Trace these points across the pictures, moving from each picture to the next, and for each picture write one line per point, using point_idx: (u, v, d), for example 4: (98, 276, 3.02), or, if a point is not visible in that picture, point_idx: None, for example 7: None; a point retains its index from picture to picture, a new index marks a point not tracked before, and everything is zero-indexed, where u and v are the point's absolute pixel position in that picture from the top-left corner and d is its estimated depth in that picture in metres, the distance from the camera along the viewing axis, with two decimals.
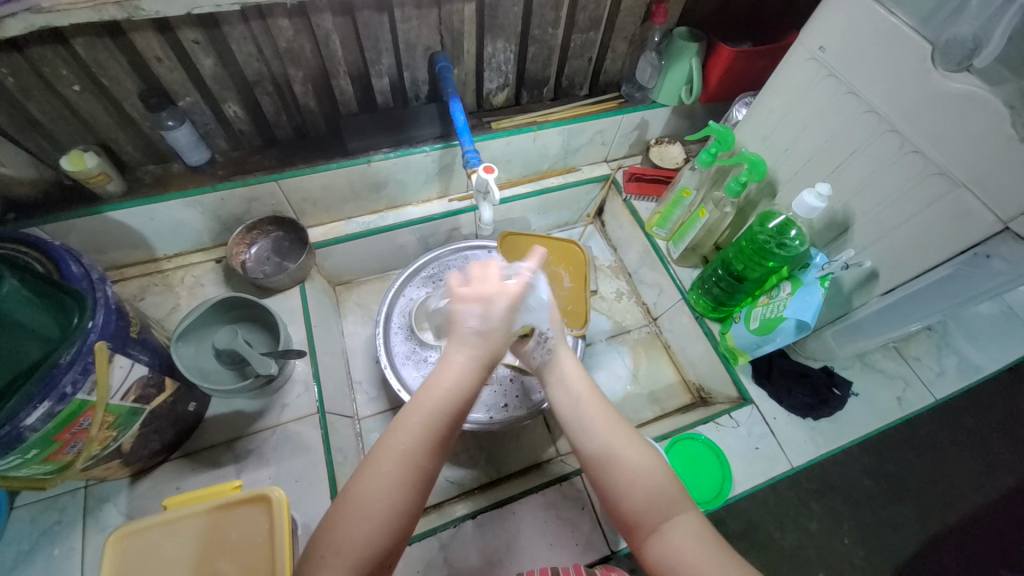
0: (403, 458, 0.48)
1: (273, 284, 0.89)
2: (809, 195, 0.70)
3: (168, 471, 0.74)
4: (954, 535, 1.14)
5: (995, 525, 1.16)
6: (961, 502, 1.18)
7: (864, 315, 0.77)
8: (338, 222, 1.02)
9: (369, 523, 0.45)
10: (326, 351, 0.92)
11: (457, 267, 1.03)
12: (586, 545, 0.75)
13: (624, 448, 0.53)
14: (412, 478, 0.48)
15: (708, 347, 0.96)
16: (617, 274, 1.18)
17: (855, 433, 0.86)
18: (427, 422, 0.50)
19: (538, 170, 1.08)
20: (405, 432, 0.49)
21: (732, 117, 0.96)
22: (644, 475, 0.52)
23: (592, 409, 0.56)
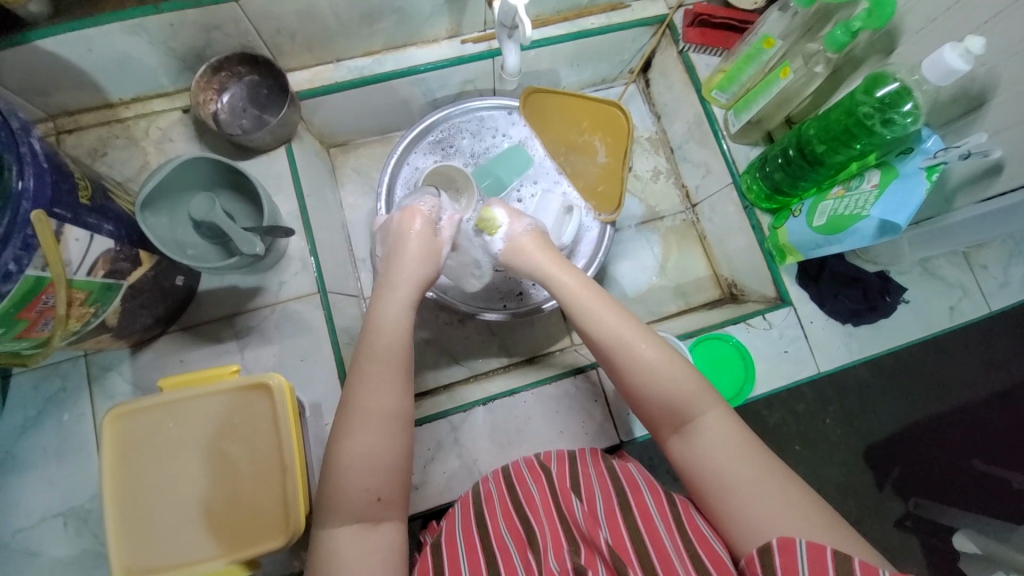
0: (387, 358, 0.56)
1: (254, 141, 0.76)
2: (952, 53, 0.51)
3: (169, 345, 0.71)
4: (937, 423, 1.17)
5: (984, 418, 1.18)
6: (958, 400, 1.18)
7: (959, 219, 0.65)
8: (325, 67, 0.83)
9: (375, 427, 0.52)
10: (323, 226, 0.82)
11: (472, 131, 0.88)
12: (596, 433, 0.75)
13: (644, 362, 0.56)
14: (398, 378, 0.55)
15: (752, 241, 0.85)
16: (657, 148, 1.01)
17: (894, 342, 0.80)
18: (398, 320, 0.60)
19: (577, 4, 0.84)
20: (382, 328, 0.58)
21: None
22: (659, 379, 0.55)
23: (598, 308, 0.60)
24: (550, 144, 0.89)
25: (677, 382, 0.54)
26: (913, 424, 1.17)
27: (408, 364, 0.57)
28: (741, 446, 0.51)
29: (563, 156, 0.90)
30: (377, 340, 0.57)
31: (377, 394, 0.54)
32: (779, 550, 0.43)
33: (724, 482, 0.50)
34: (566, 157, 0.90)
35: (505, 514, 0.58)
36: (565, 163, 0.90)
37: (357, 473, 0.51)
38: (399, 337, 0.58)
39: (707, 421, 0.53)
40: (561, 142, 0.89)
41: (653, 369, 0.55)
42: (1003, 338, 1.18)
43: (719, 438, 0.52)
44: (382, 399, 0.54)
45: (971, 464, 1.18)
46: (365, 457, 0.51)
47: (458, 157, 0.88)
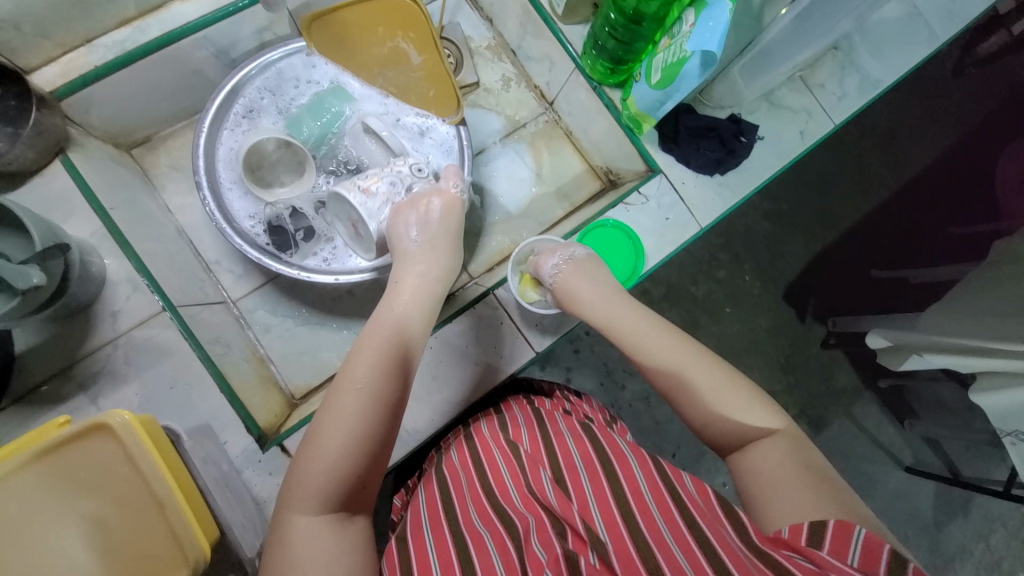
0: (383, 344, 0.55)
1: (13, 160, 0.63)
2: None
3: (4, 424, 0.60)
4: (836, 250, 1.26)
5: (875, 232, 1.27)
6: (849, 223, 1.26)
7: (775, 35, 0.65)
8: (77, 52, 0.69)
9: (353, 412, 0.50)
10: (147, 238, 0.71)
11: (271, 86, 0.76)
12: (510, 354, 0.74)
13: (709, 380, 0.54)
14: (392, 362, 0.54)
15: (609, 121, 0.83)
16: (499, 55, 0.95)
17: (760, 180, 0.83)
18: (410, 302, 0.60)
19: None
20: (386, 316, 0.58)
21: None
22: (727, 404, 0.52)
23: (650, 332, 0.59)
24: (360, 71, 0.78)
25: (743, 404, 0.52)
26: (817, 256, 1.26)
27: (400, 355, 0.55)
28: (799, 467, 0.48)
29: (380, 76, 0.78)
30: (374, 328, 0.56)
31: (364, 382, 0.52)
32: (835, 529, 0.42)
33: (767, 484, 0.48)
34: (382, 77, 0.78)
35: (477, 506, 0.55)
36: (385, 84, 0.79)
37: (323, 461, 0.48)
38: (396, 330, 0.57)
39: (771, 445, 0.50)
40: (367, 59, 0.77)
41: (721, 396, 0.53)
42: (863, 152, 1.28)
43: (782, 462, 0.49)
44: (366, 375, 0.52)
45: (869, 275, 1.26)
46: (334, 445, 0.48)
47: (266, 119, 0.76)
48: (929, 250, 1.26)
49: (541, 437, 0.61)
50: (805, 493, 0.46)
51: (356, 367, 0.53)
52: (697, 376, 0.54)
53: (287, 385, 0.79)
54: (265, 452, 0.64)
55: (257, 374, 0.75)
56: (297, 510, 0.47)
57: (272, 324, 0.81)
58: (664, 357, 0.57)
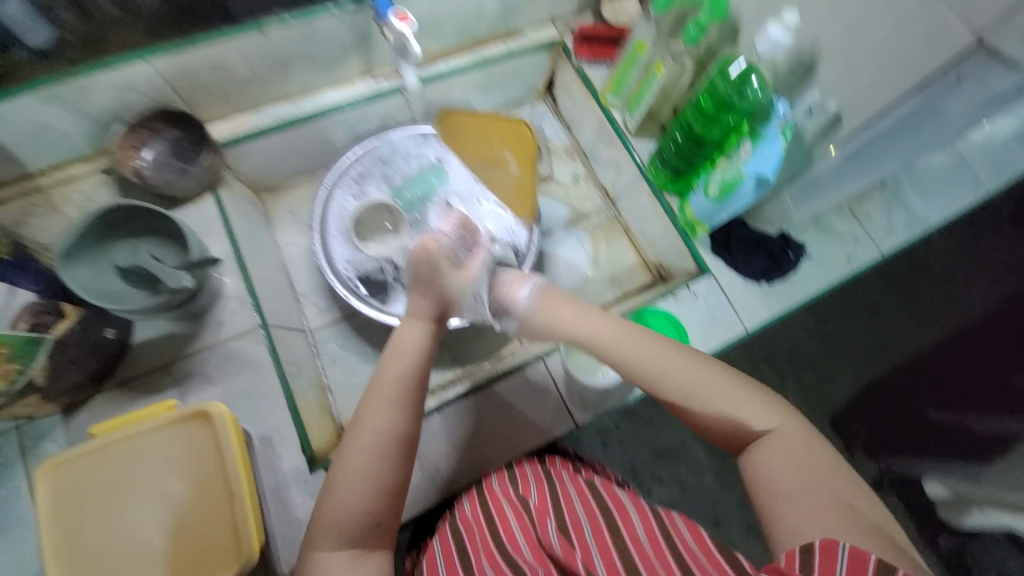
0: (402, 385, 0.54)
1: (178, 192, 0.79)
2: (775, 28, 0.61)
3: (105, 403, 0.69)
4: (892, 382, 1.23)
5: (933, 370, 1.24)
6: (904, 357, 1.24)
7: (822, 170, 0.73)
8: (245, 115, 0.86)
9: (374, 454, 0.51)
10: (258, 264, 0.84)
11: (383, 158, 0.91)
12: (551, 421, 0.80)
13: (704, 392, 0.52)
14: (404, 405, 0.53)
15: (666, 222, 0.92)
16: (573, 156, 1.10)
17: (806, 294, 0.88)
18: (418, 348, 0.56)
19: (476, 37, 0.94)
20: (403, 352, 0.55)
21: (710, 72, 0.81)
22: (723, 405, 0.52)
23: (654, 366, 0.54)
24: (467, 158, 0.94)
25: (740, 407, 0.52)
26: (869, 385, 1.23)
27: (417, 396, 0.54)
28: (804, 463, 0.49)
29: (479, 168, 0.94)
30: (389, 367, 0.55)
31: (382, 426, 0.52)
32: (821, 551, 0.42)
33: (773, 491, 0.49)
34: (479, 168, 0.94)
35: (482, 549, 0.57)
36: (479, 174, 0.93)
37: (347, 491, 0.50)
38: (416, 369, 0.55)
39: (776, 439, 0.51)
40: (475, 154, 0.95)
41: (718, 399, 0.52)
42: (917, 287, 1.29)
43: (786, 456, 0.49)
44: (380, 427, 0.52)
45: (929, 417, 1.21)
46: (359, 478, 0.51)
47: (372, 183, 0.90)
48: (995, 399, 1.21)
49: (550, 491, 0.62)
50: (816, 499, 0.46)
51: (366, 414, 0.52)
52: (690, 378, 0.53)
53: (338, 416, 0.85)
54: (311, 474, 0.68)
55: (317, 400, 0.81)
56: (321, 545, 0.50)
57: (339, 357, 0.90)
58: (680, 378, 0.53)
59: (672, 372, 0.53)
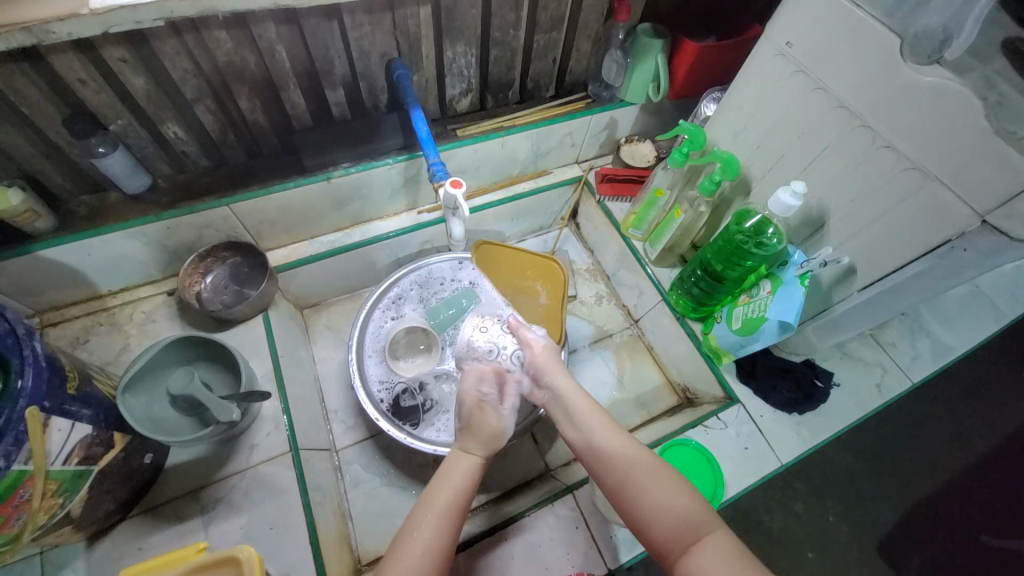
0: (450, 498, 0.57)
1: (234, 313, 0.84)
2: (785, 194, 0.68)
3: (128, 532, 0.68)
4: (937, 505, 1.13)
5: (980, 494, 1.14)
6: (948, 480, 1.16)
7: (843, 310, 0.76)
8: (301, 243, 0.97)
9: (425, 559, 0.52)
10: (295, 383, 0.87)
11: (420, 282, 0.98)
12: (584, 566, 0.73)
13: (649, 481, 0.55)
14: (453, 512, 0.56)
15: (691, 347, 0.95)
16: (595, 277, 1.17)
17: (840, 425, 0.86)
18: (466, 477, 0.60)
19: (509, 175, 1.06)
20: (450, 476, 0.59)
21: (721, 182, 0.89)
22: (660, 497, 0.54)
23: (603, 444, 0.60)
24: (501, 288, 1.00)
25: (673, 503, 0.53)
26: (915, 508, 1.12)
27: (465, 512, 0.58)
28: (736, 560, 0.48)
29: (512, 297, 0.99)
30: (441, 485, 0.59)
31: (433, 530, 0.54)
32: None
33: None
34: (514, 298, 0.99)
35: None
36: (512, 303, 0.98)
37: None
38: (467, 487, 0.59)
39: (709, 537, 0.50)
40: (509, 286, 1.00)
41: (660, 487, 0.55)
42: (953, 408, 1.24)
43: (718, 556, 0.48)
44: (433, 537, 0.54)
45: (983, 541, 1.09)
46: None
47: (408, 306, 0.95)
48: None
49: None
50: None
51: (416, 521, 0.55)
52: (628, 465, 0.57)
53: (357, 547, 0.83)
54: None
55: (338, 528, 0.79)
56: None
57: (362, 479, 0.90)
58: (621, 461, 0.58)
59: (618, 455, 0.58)
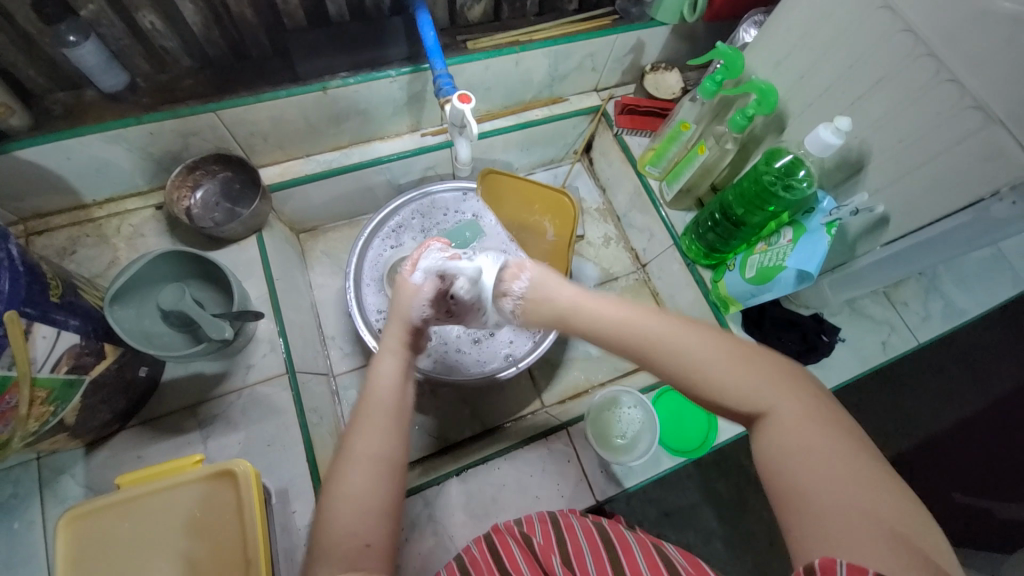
0: (387, 407, 0.51)
1: (227, 232, 0.80)
2: (826, 131, 0.62)
3: (127, 441, 0.69)
4: (913, 460, 1.18)
5: (953, 451, 1.19)
6: (928, 436, 1.19)
7: (864, 264, 0.73)
8: (296, 161, 0.91)
9: (367, 467, 0.47)
10: (292, 307, 0.85)
11: (423, 211, 0.93)
12: (571, 496, 0.75)
13: (696, 347, 0.46)
14: (394, 421, 0.51)
15: (698, 294, 0.92)
16: (605, 218, 1.12)
17: (840, 380, 0.86)
18: (393, 376, 0.54)
19: (521, 100, 0.98)
20: (383, 383, 0.53)
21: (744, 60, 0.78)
22: (721, 380, 0.44)
23: (617, 318, 0.49)
24: (506, 220, 0.95)
25: (739, 384, 0.44)
26: (892, 463, 1.17)
27: (404, 414, 0.53)
28: (814, 443, 0.40)
29: (517, 231, 0.95)
30: (377, 394, 0.52)
31: (375, 441, 0.49)
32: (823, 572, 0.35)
33: (780, 476, 0.41)
34: (518, 233, 0.95)
35: None
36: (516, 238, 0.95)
37: (350, 517, 0.46)
38: (395, 383, 0.54)
39: (781, 417, 0.42)
40: (514, 219, 0.95)
41: (708, 358, 0.45)
42: (949, 369, 1.24)
43: (795, 429, 0.41)
44: (376, 446, 0.49)
45: (954, 498, 1.16)
46: (359, 504, 0.46)
47: (409, 235, 0.92)
48: (1012, 482, 1.18)
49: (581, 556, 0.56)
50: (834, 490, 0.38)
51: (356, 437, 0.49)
52: (674, 345, 0.46)
53: None
54: None
55: (335, 449, 0.81)
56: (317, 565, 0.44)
57: (359, 404, 0.91)
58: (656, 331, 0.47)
59: (675, 342, 0.47)
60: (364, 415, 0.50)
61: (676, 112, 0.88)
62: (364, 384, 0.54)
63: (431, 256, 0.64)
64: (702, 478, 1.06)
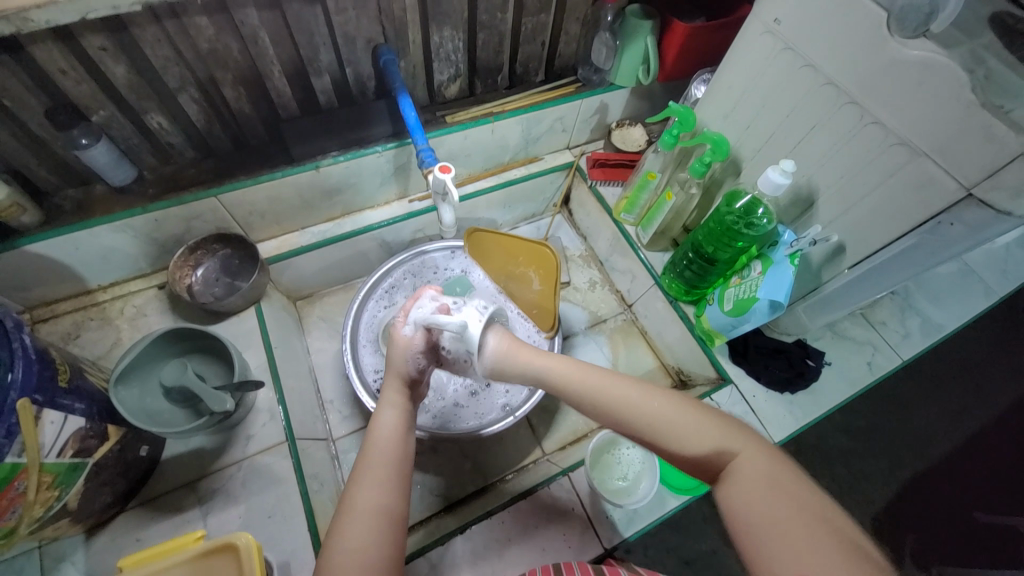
0: (386, 459, 0.53)
1: (226, 305, 0.84)
2: (774, 172, 0.68)
3: (126, 523, 0.68)
4: (926, 481, 1.16)
5: (962, 468, 1.18)
6: (936, 455, 1.19)
7: (832, 289, 0.77)
8: (292, 234, 0.96)
9: (367, 521, 0.48)
10: (290, 374, 0.87)
11: (414, 271, 0.97)
12: (580, 545, 0.74)
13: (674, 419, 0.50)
14: (395, 474, 0.52)
15: (683, 330, 0.95)
16: (589, 263, 1.17)
17: (831, 403, 0.88)
18: (395, 427, 0.56)
19: (500, 162, 1.06)
20: (382, 434, 0.55)
21: (704, 105, 0.87)
22: (681, 431, 0.49)
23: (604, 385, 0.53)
24: (495, 274, 1.00)
25: (704, 438, 0.48)
26: (904, 485, 1.15)
27: (406, 467, 0.54)
28: (779, 486, 0.44)
29: (506, 283, 1.00)
30: (376, 446, 0.54)
31: (376, 493, 0.50)
32: None
33: (754, 533, 0.43)
34: (506, 285, 1.00)
35: None
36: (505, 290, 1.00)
37: (349, 574, 0.45)
38: (397, 436, 0.56)
39: (744, 461, 0.46)
40: (503, 274, 1.00)
41: (676, 427, 0.49)
42: (943, 384, 1.26)
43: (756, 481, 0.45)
44: (378, 497, 0.50)
45: (977, 517, 1.14)
46: (362, 560, 0.46)
47: (401, 294, 0.96)
48: None
49: None
50: (801, 542, 0.40)
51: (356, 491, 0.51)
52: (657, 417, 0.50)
53: None
54: None
55: (337, 516, 0.80)
56: None
57: None
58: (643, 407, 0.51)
59: (645, 409, 0.51)
60: (364, 468, 0.52)
61: (644, 159, 0.94)
62: (364, 439, 0.55)
63: (424, 304, 0.61)
64: (714, 518, 1.04)
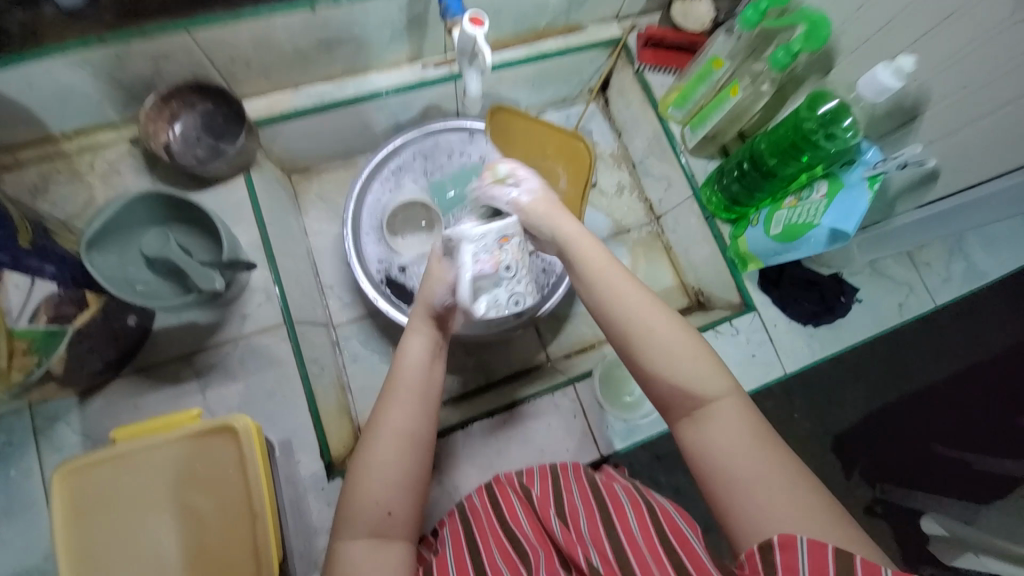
0: (413, 389, 0.54)
1: (210, 171, 0.75)
2: (884, 71, 0.55)
3: (122, 390, 0.67)
4: (911, 418, 1.19)
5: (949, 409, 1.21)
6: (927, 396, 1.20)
7: (900, 223, 0.70)
8: (284, 93, 0.82)
9: (392, 447, 0.51)
10: (287, 256, 0.80)
11: (425, 152, 0.87)
12: (577, 450, 0.75)
13: (677, 349, 0.49)
14: (422, 405, 0.54)
15: (714, 250, 0.88)
16: (620, 164, 1.05)
17: (852, 341, 0.84)
18: (420, 359, 0.56)
19: (534, 27, 0.87)
20: (410, 363, 0.55)
21: None
22: (673, 364, 0.49)
23: (607, 278, 0.52)
24: (515, 161, 0.89)
25: (701, 377, 0.48)
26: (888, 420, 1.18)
27: (432, 394, 0.55)
28: (760, 441, 0.47)
29: (526, 177, 0.89)
30: (404, 373, 0.55)
31: (401, 418, 0.52)
32: (780, 547, 0.40)
33: (732, 478, 0.46)
34: None
35: (489, 530, 0.57)
36: None
37: (374, 490, 0.50)
38: (423, 366, 0.56)
39: (732, 410, 0.48)
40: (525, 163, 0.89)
41: (682, 356, 0.49)
42: (958, 331, 1.23)
43: (739, 428, 0.47)
44: (404, 422, 0.52)
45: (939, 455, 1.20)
46: (386, 477, 0.50)
47: (409, 176, 0.86)
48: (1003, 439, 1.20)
49: (555, 492, 0.60)
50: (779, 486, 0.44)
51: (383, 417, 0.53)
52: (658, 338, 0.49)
53: (357, 418, 0.85)
54: (329, 482, 0.66)
55: (338, 400, 0.80)
56: (344, 534, 0.49)
57: (361, 355, 0.89)
58: (648, 326, 0.49)
59: (649, 332, 0.49)
60: (391, 396, 0.53)
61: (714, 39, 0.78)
62: (393, 364, 0.56)
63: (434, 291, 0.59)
64: None
